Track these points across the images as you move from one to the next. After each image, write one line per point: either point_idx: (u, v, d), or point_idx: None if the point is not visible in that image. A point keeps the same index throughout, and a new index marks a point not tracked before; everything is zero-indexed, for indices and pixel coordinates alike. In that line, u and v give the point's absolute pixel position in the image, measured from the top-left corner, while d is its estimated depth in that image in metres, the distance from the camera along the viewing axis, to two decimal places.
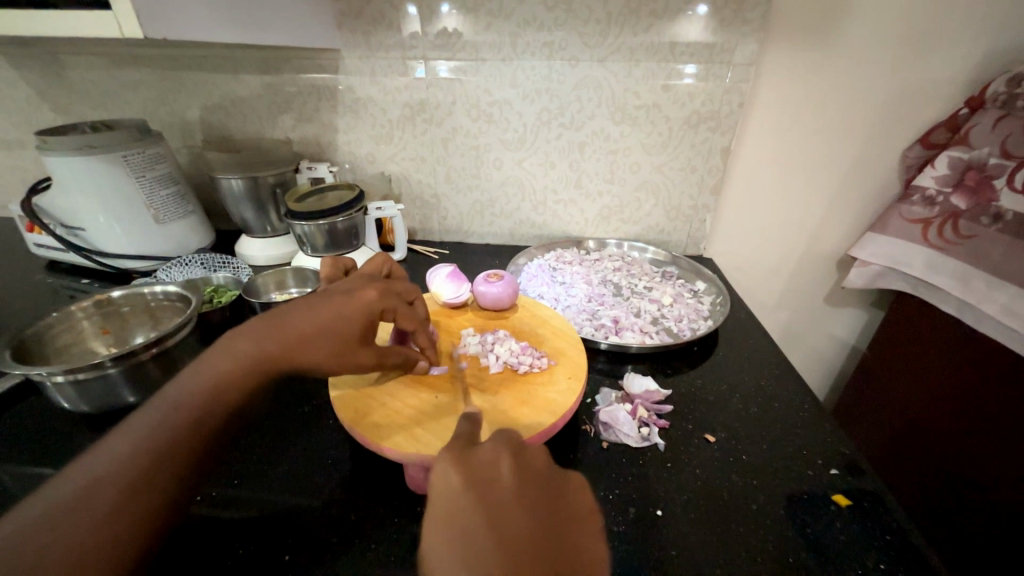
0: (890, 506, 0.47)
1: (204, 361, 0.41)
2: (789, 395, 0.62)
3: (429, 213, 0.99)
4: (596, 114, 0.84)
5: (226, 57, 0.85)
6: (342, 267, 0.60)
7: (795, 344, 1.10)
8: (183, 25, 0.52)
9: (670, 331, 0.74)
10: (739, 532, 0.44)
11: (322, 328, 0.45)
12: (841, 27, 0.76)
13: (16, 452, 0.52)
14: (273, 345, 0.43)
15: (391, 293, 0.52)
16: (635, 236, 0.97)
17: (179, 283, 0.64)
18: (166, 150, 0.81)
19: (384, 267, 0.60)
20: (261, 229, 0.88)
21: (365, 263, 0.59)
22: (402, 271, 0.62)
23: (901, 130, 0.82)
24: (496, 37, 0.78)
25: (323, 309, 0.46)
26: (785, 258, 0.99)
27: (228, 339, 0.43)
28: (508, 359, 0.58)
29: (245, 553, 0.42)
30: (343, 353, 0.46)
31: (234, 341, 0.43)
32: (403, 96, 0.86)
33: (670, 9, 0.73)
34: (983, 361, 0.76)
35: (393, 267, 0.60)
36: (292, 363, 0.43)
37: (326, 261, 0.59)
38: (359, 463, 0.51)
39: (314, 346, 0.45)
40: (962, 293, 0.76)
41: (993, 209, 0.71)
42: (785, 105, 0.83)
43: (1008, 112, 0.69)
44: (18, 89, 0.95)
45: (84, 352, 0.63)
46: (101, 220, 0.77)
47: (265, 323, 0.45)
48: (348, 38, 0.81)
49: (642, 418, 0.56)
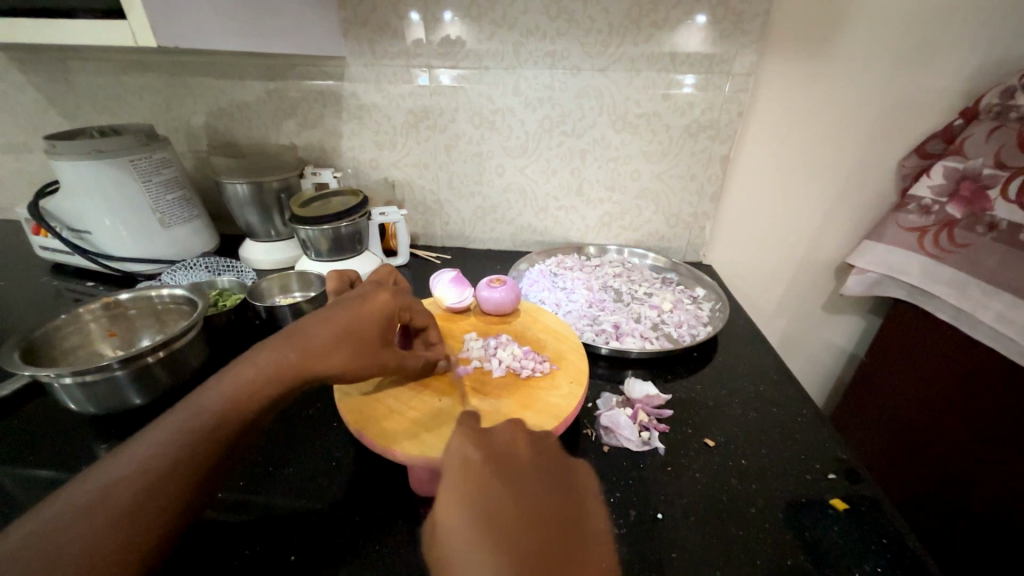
0: (886, 511, 0.48)
1: (228, 368, 0.42)
2: (788, 400, 0.63)
3: (431, 218, 1.00)
4: (597, 122, 0.85)
5: (233, 63, 0.86)
6: (348, 279, 0.59)
7: (793, 350, 1.11)
8: (194, 34, 0.53)
9: (670, 337, 0.74)
10: (738, 535, 0.45)
11: (342, 331, 0.46)
12: (838, 39, 0.77)
13: (21, 453, 0.52)
14: (294, 350, 0.44)
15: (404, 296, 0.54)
16: (635, 242, 0.98)
17: (186, 287, 0.65)
18: (173, 155, 0.82)
19: (390, 277, 0.59)
20: (266, 234, 0.89)
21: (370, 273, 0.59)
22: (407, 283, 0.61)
23: (897, 139, 0.84)
24: (499, 45, 0.80)
25: (342, 313, 0.48)
26: (783, 265, 1.00)
27: (253, 347, 0.44)
28: (511, 363, 0.59)
29: (251, 554, 0.42)
30: (361, 357, 0.47)
31: (257, 351, 0.44)
32: (407, 102, 0.87)
33: (670, 20, 0.75)
34: (979, 367, 0.77)
35: (398, 278, 0.60)
36: (315, 367, 0.44)
37: (331, 272, 0.58)
38: (362, 465, 0.51)
39: (338, 351, 0.46)
40: (958, 300, 0.77)
41: (987, 218, 0.73)
42: (783, 114, 0.84)
43: (1001, 123, 0.71)
44: (26, 93, 0.96)
45: (91, 354, 0.63)
46: (108, 223, 0.78)
47: (288, 332, 0.46)
48: (353, 46, 0.82)
49: (642, 422, 0.57)
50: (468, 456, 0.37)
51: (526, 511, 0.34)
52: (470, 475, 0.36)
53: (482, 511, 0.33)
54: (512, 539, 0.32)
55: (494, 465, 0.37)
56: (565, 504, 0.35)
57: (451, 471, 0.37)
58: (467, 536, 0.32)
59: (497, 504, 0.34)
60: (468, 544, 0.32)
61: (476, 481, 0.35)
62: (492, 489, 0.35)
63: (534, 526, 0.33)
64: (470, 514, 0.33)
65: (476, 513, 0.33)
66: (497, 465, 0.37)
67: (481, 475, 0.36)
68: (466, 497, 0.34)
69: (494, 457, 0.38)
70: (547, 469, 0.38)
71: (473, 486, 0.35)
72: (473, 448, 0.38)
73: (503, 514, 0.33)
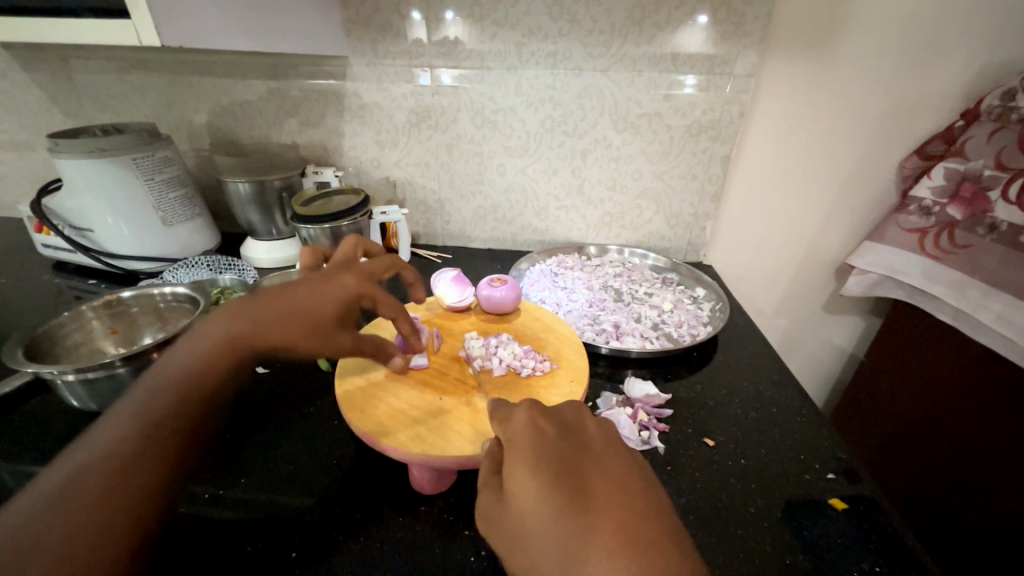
0: (886, 511, 0.48)
1: (180, 344, 0.42)
2: (788, 401, 0.63)
3: (432, 218, 1.00)
4: (598, 123, 0.85)
5: (235, 62, 0.86)
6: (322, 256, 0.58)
7: (794, 351, 1.11)
8: (198, 34, 0.53)
9: (670, 337, 0.75)
10: (736, 534, 0.45)
11: (296, 307, 0.45)
12: (840, 39, 0.77)
13: (23, 450, 0.53)
14: (249, 324, 0.43)
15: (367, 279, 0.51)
16: (636, 242, 0.98)
17: (187, 285, 0.65)
18: (175, 153, 0.82)
19: (358, 251, 0.58)
20: (267, 232, 0.89)
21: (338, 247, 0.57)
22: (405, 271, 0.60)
23: (899, 139, 0.84)
24: (501, 45, 0.80)
25: (296, 291, 0.46)
26: (784, 266, 1.00)
27: (206, 320, 0.43)
28: (511, 362, 0.59)
29: (251, 551, 0.42)
30: (317, 338, 0.45)
31: (209, 323, 0.43)
32: (409, 102, 0.87)
33: (671, 21, 0.75)
34: (978, 368, 0.77)
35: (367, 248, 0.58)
36: (268, 343, 0.43)
37: (303, 249, 0.57)
38: (362, 463, 0.51)
39: (292, 329, 0.44)
40: (958, 301, 0.77)
41: (988, 219, 0.73)
42: (785, 114, 0.84)
43: (1002, 124, 0.71)
44: (28, 92, 0.97)
45: (93, 351, 0.64)
46: (111, 221, 0.78)
47: (243, 304, 0.44)
48: (355, 45, 0.82)
49: (642, 422, 0.57)
50: (538, 424, 0.38)
51: (594, 478, 0.34)
52: (538, 444, 0.36)
53: (553, 478, 0.33)
54: (586, 508, 0.32)
55: (560, 436, 0.37)
56: (630, 474, 0.35)
57: (521, 437, 0.37)
58: (535, 494, 0.33)
59: (569, 474, 0.34)
60: (539, 510, 0.32)
61: (544, 449, 0.36)
62: (563, 462, 0.35)
63: (606, 495, 0.33)
64: (543, 482, 0.33)
65: (550, 480, 0.33)
66: (563, 436, 0.37)
67: (553, 445, 0.36)
68: (536, 464, 0.34)
69: (559, 430, 0.38)
70: (606, 443, 0.38)
71: (544, 452, 0.35)
72: (538, 415, 0.39)
73: (574, 482, 0.34)
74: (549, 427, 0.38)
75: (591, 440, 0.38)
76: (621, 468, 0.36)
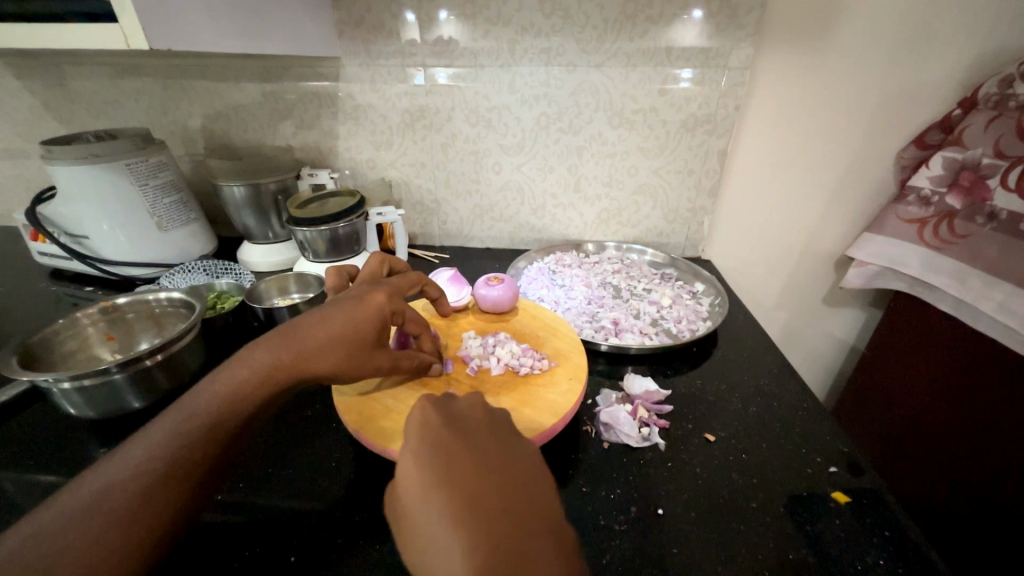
0: (890, 504, 0.47)
1: (221, 369, 0.42)
2: (789, 394, 0.63)
3: (429, 218, 1.00)
4: (593, 119, 0.85)
5: (228, 66, 0.86)
6: (346, 276, 0.58)
7: (794, 344, 1.11)
8: (187, 37, 0.53)
9: (670, 332, 0.74)
10: (739, 529, 0.45)
11: (337, 333, 0.45)
12: (835, 30, 0.77)
13: (20, 459, 0.52)
14: (287, 352, 0.43)
15: (398, 295, 0.52)
16: (634, 238, 0.97)
17: (183, 289, 0.65)
18: (169, 158, 0.82)
19: (382, 267, 0.60)
20: (264, 236, 0.88)
21: (362, 267, 0.59)
22: (431, 287, 0.62)
23: (895, 129, 0.83)
24: (494, 43, 0.79)
25: (336, 316, 0.46)
26: (782, 259, 1.00)
27: (244, 348, 0.43)
28: (510, 361, 0.58)
29: (251, 555, 0.42)
30: (356, 360, 0.46)
31: (250, 351, 0.43)
32: (402, 102, 0.87)
33: (665, 14, 0.74)
34: (981, 358, 0.76)
35: (391, 264, 0.61)
36: (307, 369, 0.44)
37: (329, 269, 0.58)
38: (362, 465, 0.51)
39: (330, 353, 0.45)
40: (959, 291, 0.76)
41: (987, 208, 0.72)
42: (781, 106, 0.84)
43: (1000, 112, 0.70)
44: (22, 100, 0.96)
45: (89, 358, 0.63)
46: (106, 228, 0.78)
47: (281, 332, 0.45)
48: (348, 46, 0.82)
49: (642, 418, 0.57)
50: (434, 432, 0.38)
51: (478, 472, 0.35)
52: (428, 448, 0.37)
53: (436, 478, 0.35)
54: (469, 508, 0.33)
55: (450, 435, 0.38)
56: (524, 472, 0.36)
57: (407, 440, 0.38)
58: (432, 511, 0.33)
59: (452, 473, 0.35)
60: (436, 523, 0.33)
61: (433, 449, 0.37)
62: (451, 461, 0.36)
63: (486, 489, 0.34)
64: (437, 494, 0.34)
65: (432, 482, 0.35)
66: (455, 435, 0.38)
67: (450, 450, 0.37)
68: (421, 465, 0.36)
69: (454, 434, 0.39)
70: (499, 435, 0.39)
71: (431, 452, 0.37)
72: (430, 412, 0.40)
73: (458, 478, 0.35)
74: (439, 424, 0.39)
75: (484, 434, 0.39)
76: (511, 460, 0.37)
